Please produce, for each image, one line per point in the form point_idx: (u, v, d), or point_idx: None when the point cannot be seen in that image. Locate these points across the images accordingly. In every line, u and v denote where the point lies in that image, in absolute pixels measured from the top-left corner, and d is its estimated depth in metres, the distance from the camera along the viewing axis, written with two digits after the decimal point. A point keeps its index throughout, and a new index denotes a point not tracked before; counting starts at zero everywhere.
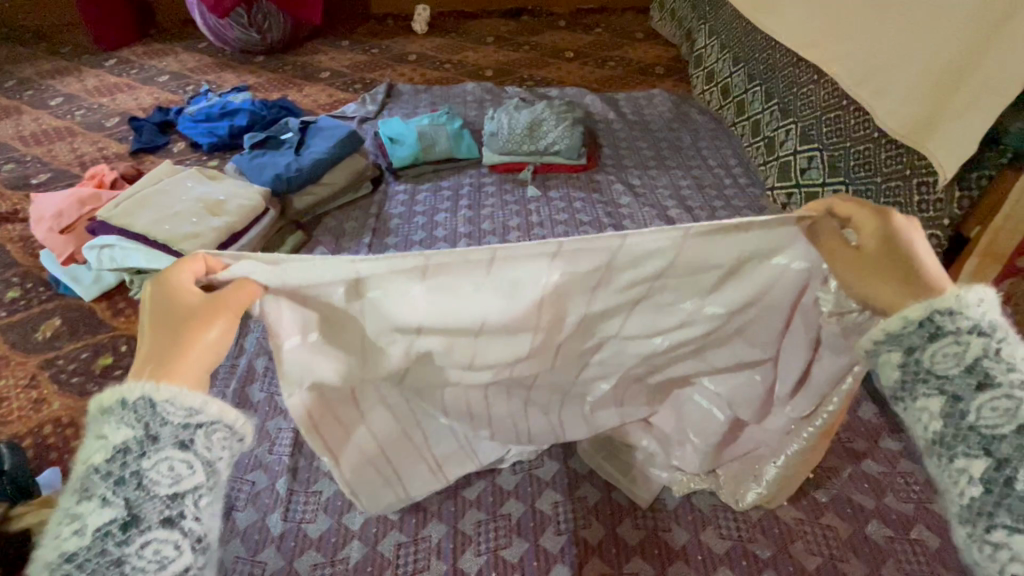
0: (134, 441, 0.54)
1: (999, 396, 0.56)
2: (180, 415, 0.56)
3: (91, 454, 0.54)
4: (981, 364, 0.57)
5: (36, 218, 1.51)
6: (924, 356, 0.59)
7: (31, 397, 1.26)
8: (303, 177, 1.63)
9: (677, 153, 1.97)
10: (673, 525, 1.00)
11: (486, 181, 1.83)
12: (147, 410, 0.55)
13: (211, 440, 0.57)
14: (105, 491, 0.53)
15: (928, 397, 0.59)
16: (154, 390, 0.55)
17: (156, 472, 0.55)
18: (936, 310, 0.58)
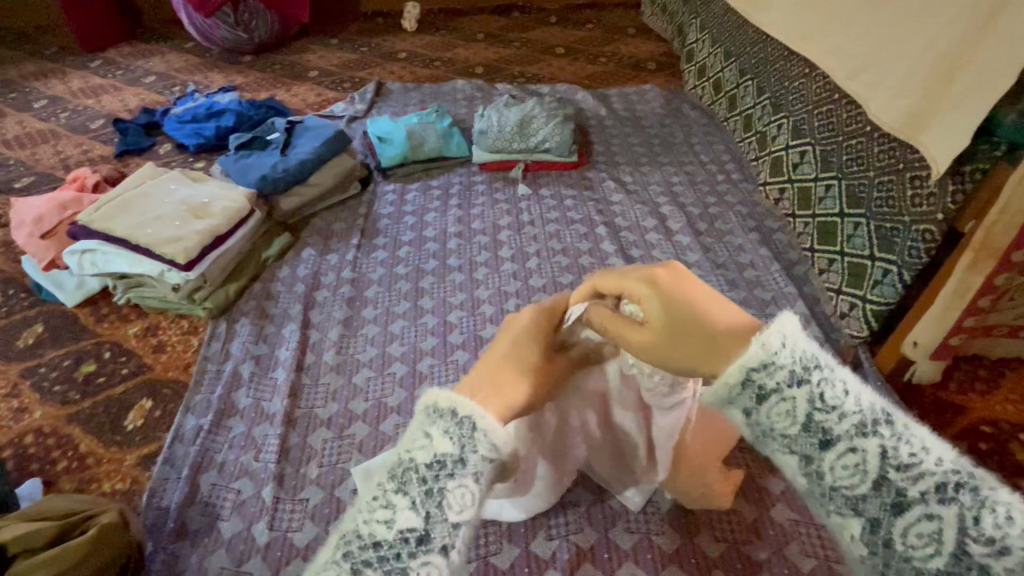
0: (449, 457, 0.59)
1: (846, 452, 0.53)
2: (485, 448, 0.60)
3: (414, 452, 0.60)
4: (814, 419, 0.55)
5: (17, 223, 1.48)
6: (762, 418, 0.56)
7: (12, 406, 1.24)
8: (290, 178, 1.60)
9: (669, 149, 1.95)
10: (666, 528, 0.99)
11: (476, 180, 1.81)
12: (469, 431, 0.59)
13: (482, 482, 0.60)
14: (416, 495, 0.58)
15: (786, 457, 0.56)
16: (479, 416, 0.59)
17: (453, 496, 0.58)
18: (749, 367, 0.56)
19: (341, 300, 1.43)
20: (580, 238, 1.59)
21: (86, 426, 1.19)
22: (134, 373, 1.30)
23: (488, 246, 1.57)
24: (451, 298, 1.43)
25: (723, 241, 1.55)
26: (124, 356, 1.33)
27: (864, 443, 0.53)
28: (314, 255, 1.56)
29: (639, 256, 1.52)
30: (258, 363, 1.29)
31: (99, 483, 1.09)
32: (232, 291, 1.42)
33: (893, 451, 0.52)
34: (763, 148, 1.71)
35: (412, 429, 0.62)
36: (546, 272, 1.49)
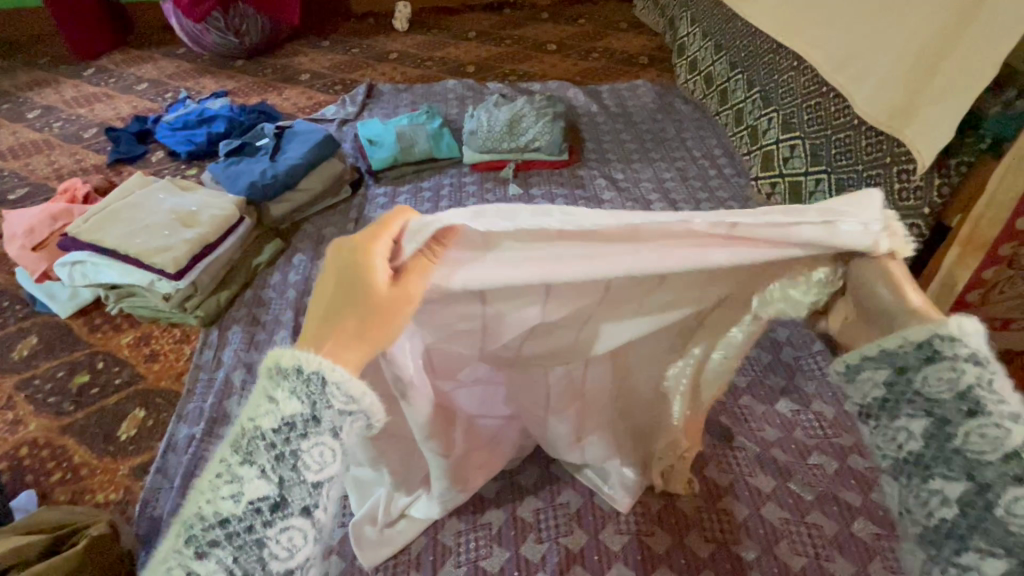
0: (299, 417, 0.50)
1: (997, 421, 0.48)
2: (342, 400, 0.50)
3: (258, 417, 0.50)
4: (973, 390, 0.50)
5: (8, 235, 1.49)
6: (916, 376, 0.53)
7: (7, 418, 1.25)
8: (280, 184, 1.60)
9: (660, 145, 1.93)
10: (656, 529, 0.99)
11: (467, 181, 1.81)
12: (320, 387, 0.50)
13: (351, 428, 0.53)
14: (265, 462, 0.50)
15: (912, 418, 0.52)
16: (331, 368, 0.50)
17: (310, 455, 0.50)
18: (936, 334, 0.52)
19: None
20: None
21: (80, 437, 1.20)
22: (127, 382, 1.30)
23: None
24: None
25: None
26: (117, 365, 1.34)
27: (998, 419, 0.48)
28: (304, 261, 1.56)
29: None
30: (249, 370, 1.30)
31: (93, 494, 1.10)
32: (223, 299, 1.43)
33: None
34: (755, 142, 1.69)
35: (257, 390, 0.52)
36: None
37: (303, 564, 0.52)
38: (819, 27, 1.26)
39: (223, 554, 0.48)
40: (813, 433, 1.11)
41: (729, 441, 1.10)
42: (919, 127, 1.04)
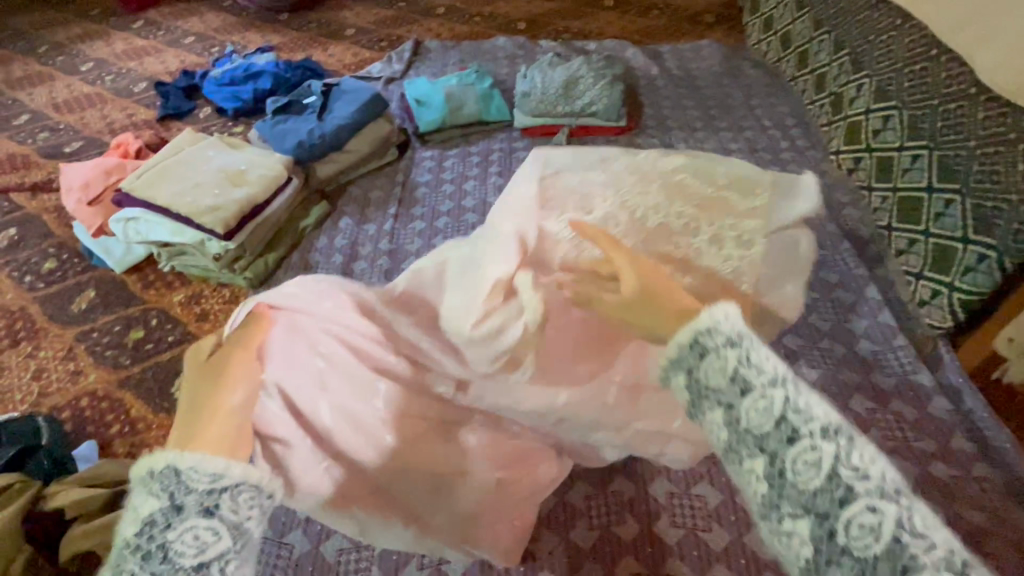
0: (159, 513, 0.52)
1: (763, 394, 0.57)
2: (204, 481, 0.53)
3: (122, 529, 0.52)
4: (836, 474, 0.51)
5: (65, 189, 1.50)
6: (700, 372, 0.63)
7: (69, 369, 1.28)
8: (327, 144, 1.56)
9: (727, 112, 1.79)
10: (714, 525, 0.94)
11: (517, 146, 1.72)
12: (172, 480, 0.53)
13: (237, 502, 0.54)
14: (135, 565, 0.50)
15: (796, 518, 0.52)
16: (177, 458, 0.54)
17: (182, 541, 0.50)
18: (785, 409, 0.55)
19: (379, 272, 1.40)
20: None
21: (136, 391, 1.22)
22: (179, 340, 1.32)
23: None
24: None
25: None
26: (170, 323, 1.36)
27: (791, 388, 0.57)
28: (351, 224, 1.53)
29: None
30: None
31: (149, 449, 1.12)
32: (270, 260, 1.41)
33: (907, 519, 0.47)
34: (837, 112, 1.54)
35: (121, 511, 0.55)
36: None
37: None
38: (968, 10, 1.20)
39: None
40: (891, 435, 1.02)
41: None
42: None
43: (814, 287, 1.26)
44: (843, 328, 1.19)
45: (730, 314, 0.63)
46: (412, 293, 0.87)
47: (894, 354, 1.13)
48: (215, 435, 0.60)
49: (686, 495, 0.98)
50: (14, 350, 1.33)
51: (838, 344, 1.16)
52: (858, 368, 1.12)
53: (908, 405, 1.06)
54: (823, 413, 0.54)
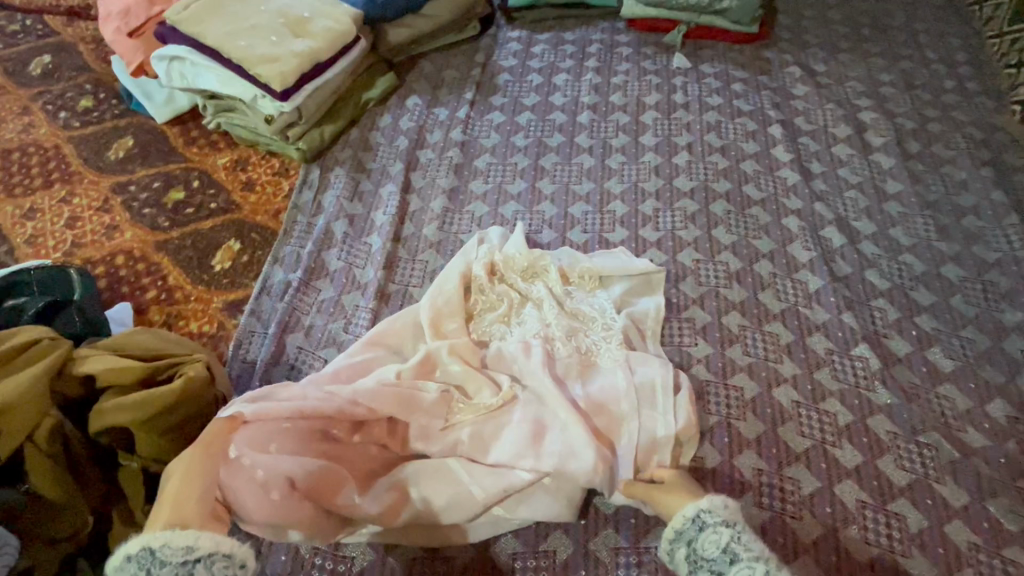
0: None
1: (747, 564, 0.65)
2: (179, 553, 0.59)
3: None
4: (731, 550, 0.66)
5: (104, 15, 1.31)
6: (699, 544, 0.69)
7: (104, 222, 1.17)
8: (402, 3, 1.31)
9: (883, 33, 1.46)
10: (806, 513, 0.82)
11: (621, 40, 1.44)
12: (148, 558, 0.59)
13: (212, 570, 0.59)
14: None
15: None
16: (151, 537, 0.59)
17: None
18: (701, 508, 0.71)
19: (447, 166, 1.22)
20: (746, 137, 1.25)
21: (175, 257, 1.11)
22: (222, 209, 1.18)
23: (626, 128, 1.27)
24: (576, 186, 1.18)
25: (940, 171, 1.18)
26: (212, 188, 1.22)
27: (768, 566, 0.65)
28: (420, 105, 1.32)
29: (820, 173, 1.19)
30: (352, 223, 1.15)
31: (187, 322, 1.03)
32: (327, 132, 1.23)
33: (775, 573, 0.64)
34: None
35: None
36: (696, 174, 1.19)
37: None
38: None
39: None
40: None
41: (916, 435, 0.88)
42: None
43: (964, 264, 1.05)
44: (991, 318, 1.00)
45: (723, 506, 0.71)
46: (438, 308, 0.93)
47: None
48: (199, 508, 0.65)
49: (777, 475, 0.85)
50: (47, 191, 1.22)
51: (981, 335, 0.98)
52: (1001, 366, 0.95)
53: None
54: (755, 546, 0.68)
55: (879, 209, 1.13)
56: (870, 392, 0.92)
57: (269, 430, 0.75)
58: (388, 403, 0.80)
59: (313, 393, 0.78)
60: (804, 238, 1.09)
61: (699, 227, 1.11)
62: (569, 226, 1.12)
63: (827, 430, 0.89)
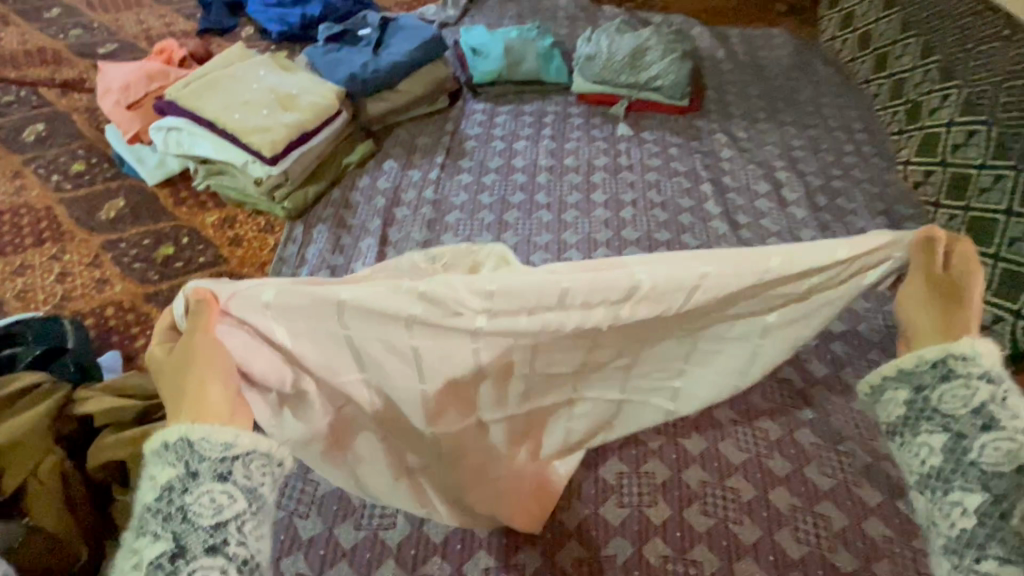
0: (176, 478, 0.54)
1: (1009, 435, 0.59)
2: (216, 449, 0.55)
3: (143, 494, 0.54)
4: (986, 407, 0.60)
5: (104, 89, 1.44)
6: (933, 394, 0.63)
7: (94, 276, 1.24)
8: (380, 81, 1.49)
9: (793, 106, 1.72)
10: (745, 518, 0.92)
11: (572, 112, 1.65)
12: (184, 450, 0.54)
13: (249, 469, 0.55)
14: (155, 528, 0.52)
15: (932, 432, 0.62)
16: (188, 429, 0.55)
17: (199, 504, 0.52)
18: (951, 354, 0.63)
19: (421, 221, 1.35)
20: (682, 193, 1.44)
21: (164, 308, 1.19)
22: (210, 263, 1.27)
23: (579, 186, 1.45)
24: (536, 237, 1.33)
25: (844, 220, 1.38)
26: (201, 244, 1.31)
27: None
28: (395, 168, 1.47)
29: (745, 223, 1.38)
30: (334, 273, 1.25)
31: None
32: (311, 193, 1.36)
33: None
34: (915, 121, 1.46)
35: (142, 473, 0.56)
36: (640, 225, 1.36)
37: None
38: None
39: None
40: None
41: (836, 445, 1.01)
42: None
43: (867, 297, 1.23)
44: (893, 342, 1.16)
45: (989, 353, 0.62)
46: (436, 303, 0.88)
47: None
48: (222, 397, 0.58)
49: (720, 485, 0.96)
50: (38, 249, 1.29)
51: (885, 357, 1.14)
52: None
53: None
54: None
55: None
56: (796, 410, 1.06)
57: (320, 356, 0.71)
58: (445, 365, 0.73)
59: (365, 339, 0.70)
60: None
61: None
62: None
63: (761, 444, 1.01)
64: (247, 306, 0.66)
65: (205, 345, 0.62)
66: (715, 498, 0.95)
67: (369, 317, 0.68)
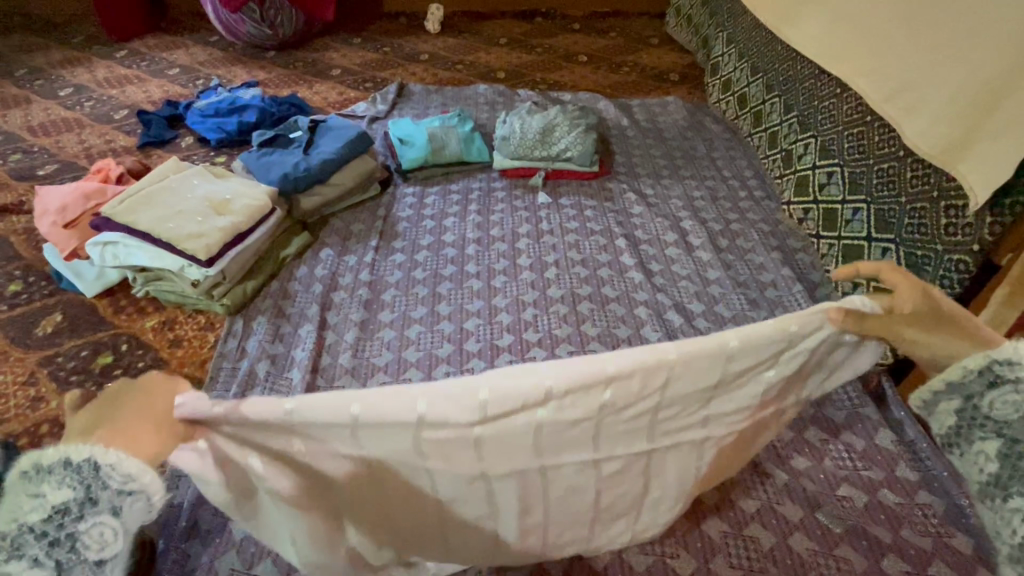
0: (73, 502, 0.57)
1: None
2: (116, 482, 0.58)
3: (26, 512, 0.57)
4: None
5: (41, 211, 1.49)
6: (981, 403, 0.72)
7: (29, 395, 1.24)
8: (311, 178, 1.60)
9: (692, 162, 1.92)
10: (682, 551, 0.97)
11: (495, 186, 1.81)
12: (89, 473, 0.57)
13: (133, 510, 0.59)
14: (37, 552, 0.57)
15: (985, 439, 0.72)
16: (101, 455, 0.57)
17: (88, 536, 0.58)
18: (993, 362, 0.71)
19: (359, 301, 1.43)
20: (600, 250, 1.58)
21: None
22: (149, 367, 1.30)
23: (506, 254, 1.56)
24: (468, 305, 1.42)
25: (744, 258, 1.54)
26: (141, 349, 1.34)
27: None
28: (332, 255, 1.56)
29: (659, 270, 1.51)
30: (274, 362, 1.29)
31: None
32: (250, 289, 1.43)
33: None
34: (789, 166, 1.68)
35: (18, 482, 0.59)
36: (564, 283, 1.47)
37: None
38: (863, 46, 1.32)
39: None
40: (842, 465, 1.10)
41: (756, 466, 1.09)
42: (970, 163, 1.05)
43: None
44: None
45: None
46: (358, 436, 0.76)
47: (843, 390, 1.23)
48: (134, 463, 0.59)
49: None
50: None
51: None
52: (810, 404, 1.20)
53: (859, 436, 1.14)
54: None
55: (705, 292, 1.45)
56: None
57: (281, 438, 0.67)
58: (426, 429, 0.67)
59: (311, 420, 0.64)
60: (651, 322, 1.37)
61: (570, 325, 1.37)
62: (465, 338, 1.34)
63: None
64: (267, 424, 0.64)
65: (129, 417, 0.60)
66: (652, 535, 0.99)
67: (324, 421, 0.64)
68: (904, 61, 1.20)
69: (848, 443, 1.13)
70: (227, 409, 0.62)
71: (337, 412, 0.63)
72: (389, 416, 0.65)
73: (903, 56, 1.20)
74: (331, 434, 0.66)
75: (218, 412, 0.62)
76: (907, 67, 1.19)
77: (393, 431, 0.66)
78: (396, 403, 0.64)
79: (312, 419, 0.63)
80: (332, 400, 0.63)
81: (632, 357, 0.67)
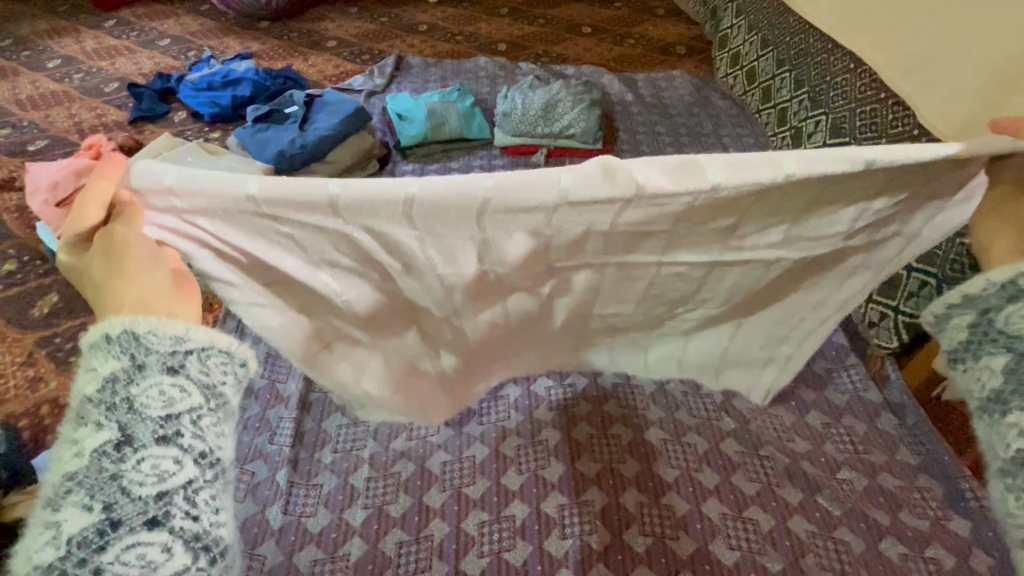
0: (122, 370, 0.48)
1: None
2: (167, 342, 0.50)
3: (81, 387, 0.48)
4: None
5: (33, 189, 1.46)
6: (998, 315, 0.54)
7: (28, 375, 1.24)
8: (308, 154, 1.57)
9: (697, 139, 1.88)
10: (682, 533, 0.98)
11: (497, 164, 1.77)
12: (130, 341, 0.49)
13: (206, 365, 0.52)
14: (99, 417, 0.47)
15: (993, 355, 0.54)
16: (134, 321, 0.50)
17: (148, 394, 0.48)
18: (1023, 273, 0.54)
19: None
20: None
21: None
22: None
23: None
24: None
25: None
26: None
27: None
28: None
29: None
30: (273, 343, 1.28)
31: None
32: None
33: None
34: (798, 144, 1.64)
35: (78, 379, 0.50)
36: None
37: (212, 525, 0.47)
38: (882, 33, 1.28)
39: (78, 498, 0.44)
40: (843, 448, 1.10)
41: (758, 450, 1.09)
42: (985, 144, 0.99)
43: None
44: None
45: None
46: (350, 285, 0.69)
47: (846, 373, 1.22)
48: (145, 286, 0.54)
49: (655, 504, 1.01)
50: None
51: None
52: (811, 387, 1.20)
53: (860, 419, 1.14)
54: None
55: None
56: (719, 421, 1.14)
57: (259, 228, 0.60)
58: (450, 229, 0.60)
59: (310, 213, 0.58)
60: None
61: None
62: None
63: (690, 459, 1.08)
64: (315, 205, 0.57)
65: (142, 254, 0.55)
66: (653, 516, 1.00)
67: (361, 210, 0.58)
68: (922, 47, 1.16)
69: (848, 426, 1.14)
70: (262, 193, 0.57)
71: (374, 200, 0.57)
72: (434, 216, 0.59)
73: (921, 42, 1.16)
74: (394, 237, 0.61)
75: (251, 191, 0.57)
76: (926, 54, 1.15)
77: (445, 232, 0.61)
78: (450, 190, 0.56)
79: (362, 204, 0.57)
80: (369, 186, 0.57)
81: (749, 168, 0.57)
